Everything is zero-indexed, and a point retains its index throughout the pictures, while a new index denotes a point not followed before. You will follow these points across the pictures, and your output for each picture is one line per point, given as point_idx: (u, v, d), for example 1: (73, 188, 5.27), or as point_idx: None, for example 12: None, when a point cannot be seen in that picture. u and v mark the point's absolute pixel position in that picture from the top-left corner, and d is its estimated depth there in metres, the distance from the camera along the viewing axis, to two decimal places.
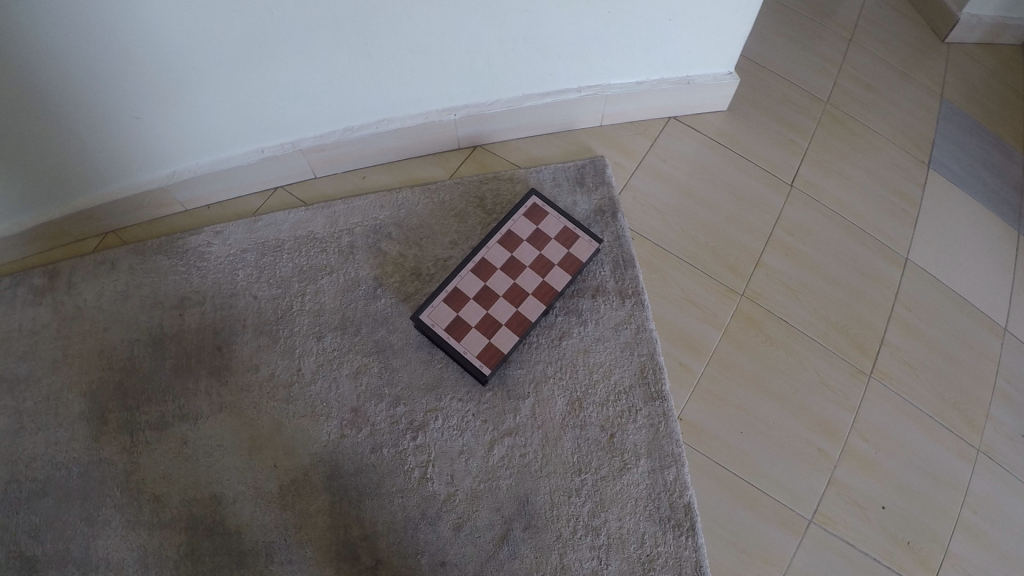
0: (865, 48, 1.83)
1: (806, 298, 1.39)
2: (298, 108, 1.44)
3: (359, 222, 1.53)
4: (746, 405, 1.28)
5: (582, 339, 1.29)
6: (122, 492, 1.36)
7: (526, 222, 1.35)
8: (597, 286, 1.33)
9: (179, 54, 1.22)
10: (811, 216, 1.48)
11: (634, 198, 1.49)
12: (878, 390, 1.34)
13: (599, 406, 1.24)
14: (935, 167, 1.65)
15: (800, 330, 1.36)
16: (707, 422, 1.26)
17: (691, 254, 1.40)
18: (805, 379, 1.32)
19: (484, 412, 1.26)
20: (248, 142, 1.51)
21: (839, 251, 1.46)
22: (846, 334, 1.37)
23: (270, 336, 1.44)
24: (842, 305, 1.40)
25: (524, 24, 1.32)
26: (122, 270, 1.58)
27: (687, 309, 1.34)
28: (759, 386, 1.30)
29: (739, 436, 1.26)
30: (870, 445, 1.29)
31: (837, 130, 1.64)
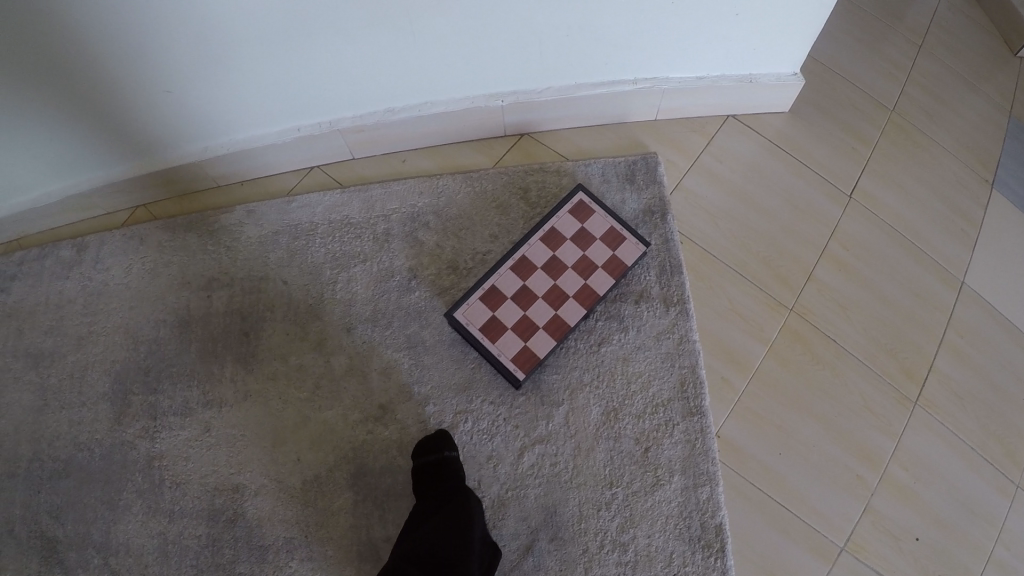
0: (935, 56, 1.71)
1: (857, 319, 1.31)
2: (337, 90, 1.38)
3: (396, 209, 1.46)
4: (787, 426, 1.22)
5: (622, 347, 1.23)
6: (142, 476, 1.46)
7: (571, 220, 1.28)
8: (640, 292, 1.26)
9: (218, 27, 1.17)
10: (869, 232, 1.40)
11: (687, 200, 1.41)
12: (923, 419, 1.25)
13: (636, 419, 1.20)
14: (999, 187, 1.54)
15: (847, 351, 1.28)
16: (744, 439, 1.21)
17: (739, 263, 1.33)
18: (848, 403, 1.25)
19: (517, 417, 1.23)
20: (283, 122, 1.46)
21: (895, 269, 1.37)
22: (894, 358, 1.29)
23: (299, 325, 1.43)
24: (892, 327, 1.32)
25: (581, 11, 1.23)
26: (152, 247, 1.64)
27: (732, 321, 1.27)
28: (801, 407, 1.23)
29: (772, 455, 1.21)
30: (910, 475, 1.21)
31: (900, 141, 1.54)
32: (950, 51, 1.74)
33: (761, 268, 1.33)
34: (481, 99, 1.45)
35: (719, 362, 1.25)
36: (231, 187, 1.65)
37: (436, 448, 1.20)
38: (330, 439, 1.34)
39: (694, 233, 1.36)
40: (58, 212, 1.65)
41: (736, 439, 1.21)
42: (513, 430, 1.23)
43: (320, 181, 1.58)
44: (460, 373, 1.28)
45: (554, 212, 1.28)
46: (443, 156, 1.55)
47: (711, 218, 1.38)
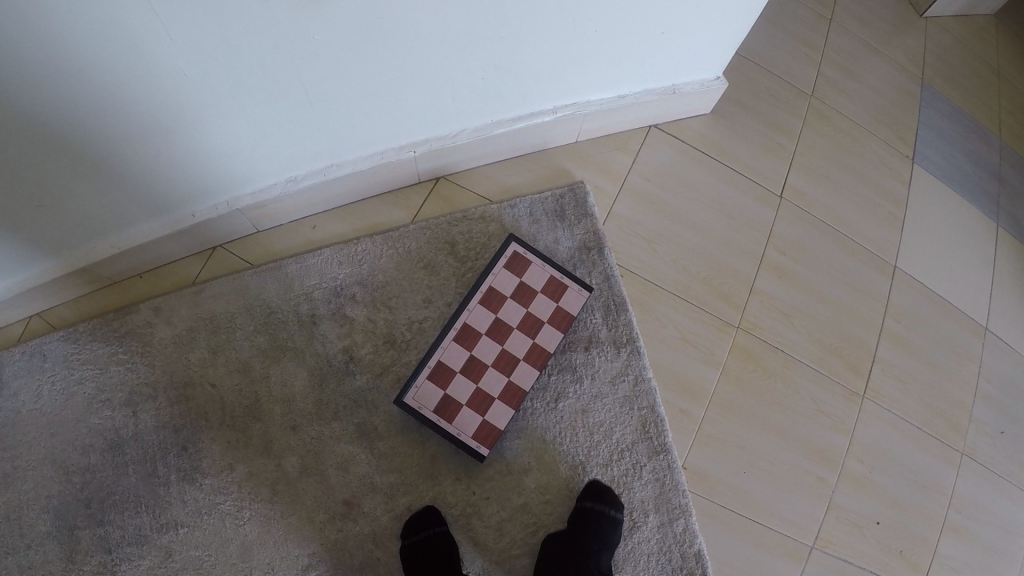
0: (842, 47, 1.96)
1: (802, 324, 1.67)
2: (228, 170, 1.20)
3: (317, 284, 1.31)
4: (747, 445, 1.50)
5: (579, 398, 1.29)
6: None
7: (508, 274, 1.23)
8: (589, 338, 1.33)
9: (68, 131, 0.97)
10: (801, 232, 1.75)
11: (622, 228, 1.44)
12: (873, 409, 1.64)
13: (605, 466, 1.27)
14: (919, 160, 1.89)
15: (798, 360, 1.63)
16: (706, 464, 1.45)
17: (682, 287, 1.47)
18: (803, 408, 1.59)
19: (488, 488, 1.24)
20: (175, 209, 1.28)
21: (834, 268, 1.75)
22: (839, 356, 1.67)
23: (241, 431, 1.32)
24: (837, 329, 1.70)
25: (497, 52, 1.11)
26: (59, 365, 1.46)
27: (686, 349, 1.47)
28: (759, 424, 1.53)
29: (740, 475, 1.47)
30: (864, 466, 1.58)
31: (816, 139, 1.84)
32: (836, 50, 1.96)
33: (707, 289, 1.52)
34: (391, 151, 1.29)
35: (673, 393, 1.45)
36: (132, 281, 1.48)
37: (427, 523, 1.20)
38: (297, 549, 1.28)
39: (635, 262, 1.43)
40: None
41: (703, 468, 1.45)
42: (484, 501, 1.23)
43: (226, 263, 1.43)
44: (415, 455, 1.24)
45: (489, 270, 1.22)
46: (354, 216, 1.38)
47: (651, 245, 1.46)
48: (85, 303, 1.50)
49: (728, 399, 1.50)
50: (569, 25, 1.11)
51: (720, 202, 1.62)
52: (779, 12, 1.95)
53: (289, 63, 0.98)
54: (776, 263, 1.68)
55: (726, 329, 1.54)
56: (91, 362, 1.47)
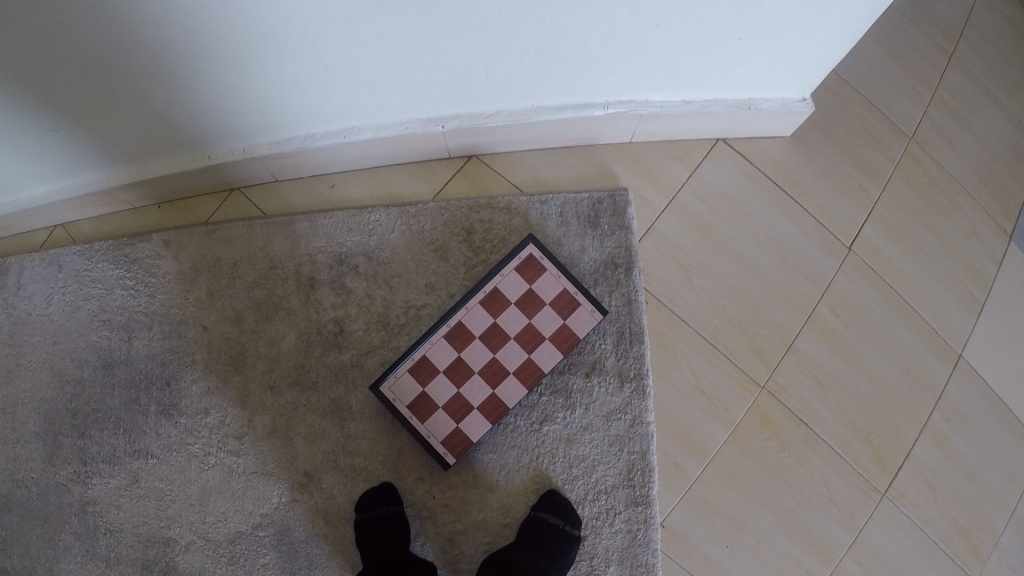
0: (957, 84, 1.70)
1: (835, 400, 1.50)
2: (250, 118, 1.16)
3: (323, 247, 1.24)
4: (739, 518, 1.37)
5: (566, 427, 1.17)
6: (79, 520, 1.38)
7: (518, 278, 1.13)
8: (593, 364, 1.18)
9: (99, 55, 0.94)
10: (861, 293, 1.54)
11: (658, 248, 1.29)
12: (889, 509, 1.49)
13: (577, 505, 1.18)
14: (1016, 238, 1.63)
15: (821, 438, 1.48)
16: (690, 530, 1.32)
17: (713, 330, 1.32)
18: (814, 492, 1.46)
19: (450, 496, 1.16)
20: (194, 147, 1.26)
21: (887, 340, 1.54)
22: (869, 444, 1.50)
23: (221, 378, 1.30)
24: (874, 411, 1.51)
25: (538, 34, 0.98)
26: (70, 275, 1.47)
27: (697, 400, 1.29)
28: (760, 499, 1.41)
29: (721, 547, 1.36)
30: (862, 569, 1.46)
31: (901, 188, 1.61)
32: (949, 93, 1.69)
33: (738, 336, 1.35)
34: (418, 120, 1.19)
35: (677, 447, 1.28)
36: (149, 210, 1.47)
37: (384, 499, 1.14)
38: (249, 508, 1.25)
39: (664, 287, 1.28)
40: None
41: (684, 532, 1.32)
42: (441, 508, 1.16)
43: (237, 207, 1.39)
44: (383, 445, 1.18)
45: (498, 270, 1.12)
46: (375, 181, 1.29)
47: (688, 275, 1.30)
48: (104, 222, 1.49)
49: (732, 462, 1.34)
50: (625, 13, 0.96)
51: (771, 240, 1.46)
52: (892, 34, 1.70)
53: (305, 16, 0.89)
54: (824, 323, 1.50)
55: (750, 387, 1.36)
56: (98, 280, 1.46)
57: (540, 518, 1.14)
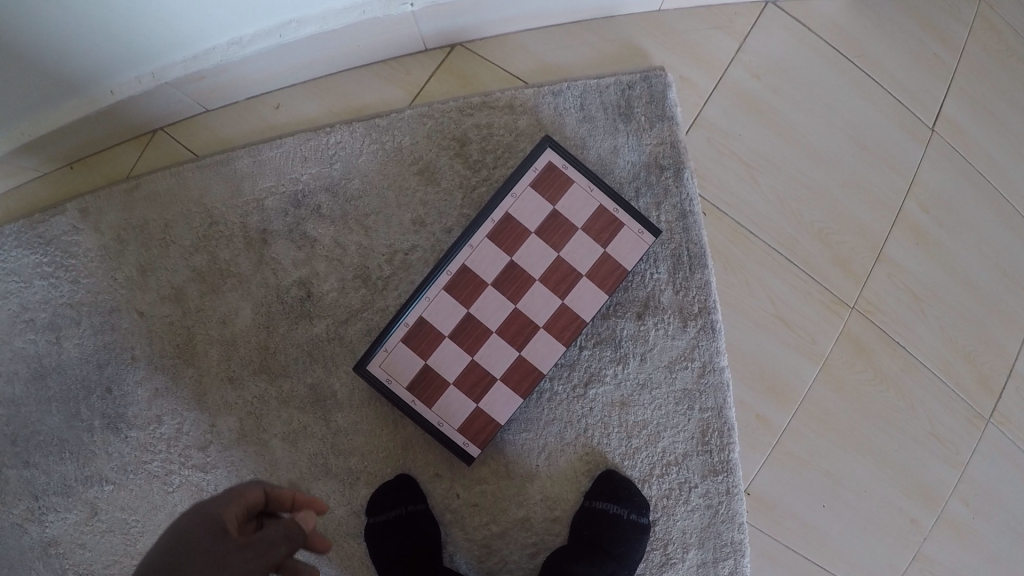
0: None
1: (931, 315, 1.21)
2: (144, 28, 0.83)
3: (273, 187, 0.93)
4: (835, 471, 1.10)
5: (618, 387, 0.88)
6: (43, 565, 1.12)
7: (537, 197, 0.81)
8: (645, 301, 0.88)
9: None
10: (949, 184, 1.23)
11: (710, 140, 0.98)
12: (995, 438, 1.22)
13: (642, 484, 0.91)
14: None
15: (919, 362, 1.20)
16: (778, 494, 1.06)
17: (788, 241, 1.01)
18: (914, 429, 1.20)
19: (478, 492, 0.89)
20: (84, 84, 0.94)
21: (983, 238, 1.24)
22: (971, 363, 1.22)
23: (170, 375, 1.01)
24: (974, 325, 1.23)
25: None
26: None
27: (776, 328, 0.99)
28: (856, 446, 1.12)
29: (816, 509, 1.09)
30: (970, 510, 1.21)
31: (993, 48, 1.27)
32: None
33: (818, 245, 1.05)
34: (376, 1, 0.84)
35: (758, 393, 0.99)
36: (59, 172, 1.13)
37: (397, 499, 0.88)
38: None
39: (725, 191, 0.97)
40: None
41: (771, 496, 1.05)
42: (469, 508, 0.89)
43: (167, 154, 1.08)
44: (384, 437, 0.89)
45: (508, 189, 0.80)
46: (331, 93, 0.97)
47: (752, 174, 0.99)
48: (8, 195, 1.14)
49: (824, 405, 1.06)
50: None
51: (838, 127, 1.16)
52: None
53: None
54: (914, 223, 1.21)
55: (836, 309, 1.06)
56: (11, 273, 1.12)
57: (598, 508, 0.87)
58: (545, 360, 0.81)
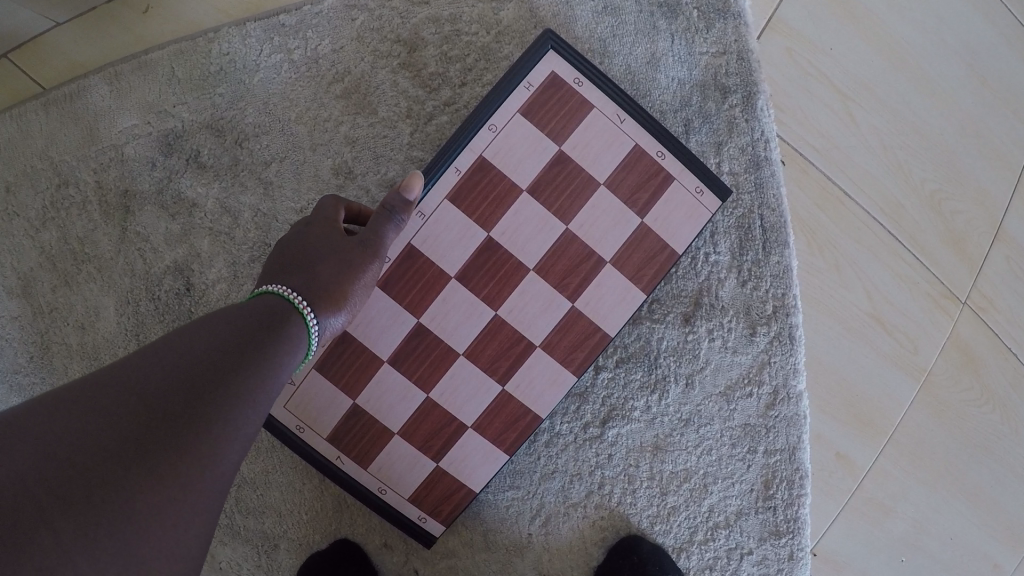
0: None
1: None
2: None
3: (139, 128, 0.62)
4: (920, 517, 0.83)
5: (651, 423, 0.60)
6: None
7: (529, 132, 0.49)
8: (696, 297, 0.59)
9: None
10: None
11: (789, 55, 0.66)
12: None
13: (677, 554, 0.64)
14: None
15: None
16: (852, 552, 0.78)
17: (893, 208, 0.70)
18: (1016, 460, 0.88)
19: (445, 568, 0.62)
20: None
21: None
22: None
23: (25, 398, 0.73)
24: None
25: None
26: None
27: (871, 334, 0.70)
28: (949, 484, 0.84)
29: (895, 567, 0.82)
30: None
31: None
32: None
33: (926, 214, 0.74)
34: None
35: (841, 425, 0.71)
36: None
37: None
38: None
39: (810, 132, 0.66)
40: None
41: (843, 555, 0.78)
42: None
43: (6, 89, 0.74)
44: (307, 491, 0.62)
45: (481, 118, 0.48)
46: None
47: (846, 108, 0.68)
48: None
49: (921, 436, 0.77)
50: None
51: (957, 48, 0.82)
52: None
53: None
54: None
55: (946, 304, 0.76)
56: None
57: None
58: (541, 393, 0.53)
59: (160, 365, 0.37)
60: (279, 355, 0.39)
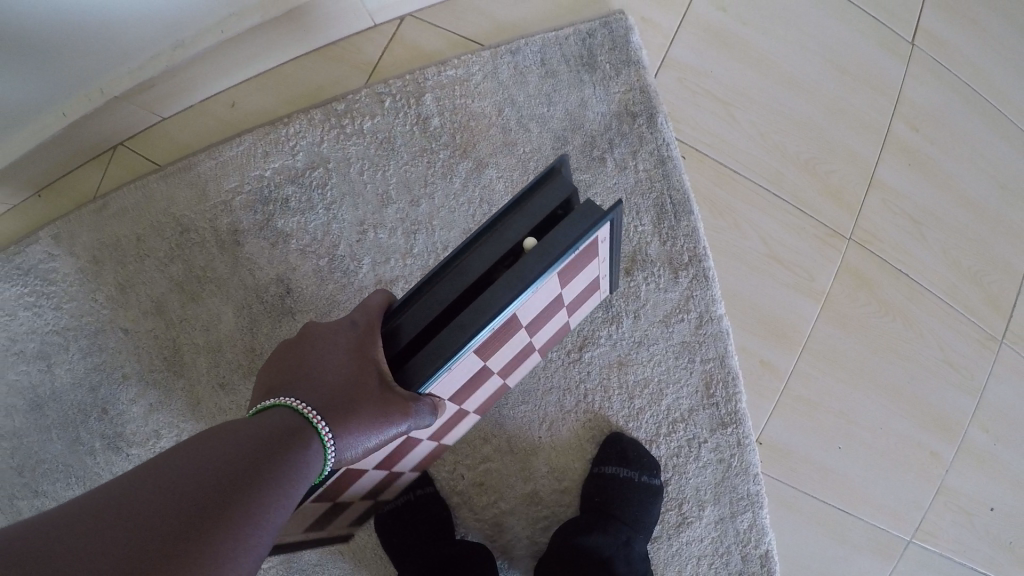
0: None
1: (933, 238, 1.09)
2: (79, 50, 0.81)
3: (239, 187, 0.91)
4: (848, 410, 1.04)
5: (614, 346, 0.86)
6: None
7: (551, 289, 0.59)
8: (633, 256, 0.86)
9: None
10: (941, 95, 1.11)
11: (681, 82, 0.94)
12: (1011, 360, 1.11)
13: (649, 444, 0.88)
14: None
15: (925, 289, 1.08)
16: (793, 440, 1.01)
17: (776, 177, 0.97)
18: (925, 360, 1.09)
19: (482, 471, 0.87)
20: (32, 112, 0.91)
21: (980, 149, 1.12)
22: (980, 285, 1.11)
23: (161, 390, 1.00)
24: (981, 242, 1.11)
25: None
26: None
27: (772, 270, 0.96)
28: (868, 383, 1.06)
29: (833, 452, 1.04)
30: (990, 437, 1.10)
31: None
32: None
33: (805, 179, 1.00)
34: None
35: (760, 340, 0.96)
36: (29, 204, 1.10)
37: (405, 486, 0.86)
38: None
39: (702, 133, 0.93)
40: None
41: (783, 442, 1.01)
42: (476, 488, 0.87)
43: (129, 169, 1.04)
44: None
45: (528, 282, 0.51)
46: (286, 84, 0.94)
47: (728, 113, 0.95)
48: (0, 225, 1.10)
49: (829, 343, 1.01)
50: None
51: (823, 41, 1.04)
52: None
53: None
54: (906, 143, 1.09)
55: (834, 242, 1.01)
56: (20, 305, 1.09)
57: (608, 474, 0.85)
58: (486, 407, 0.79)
59: (178, 487, 0.44)
60: (292, 469, 0.48)
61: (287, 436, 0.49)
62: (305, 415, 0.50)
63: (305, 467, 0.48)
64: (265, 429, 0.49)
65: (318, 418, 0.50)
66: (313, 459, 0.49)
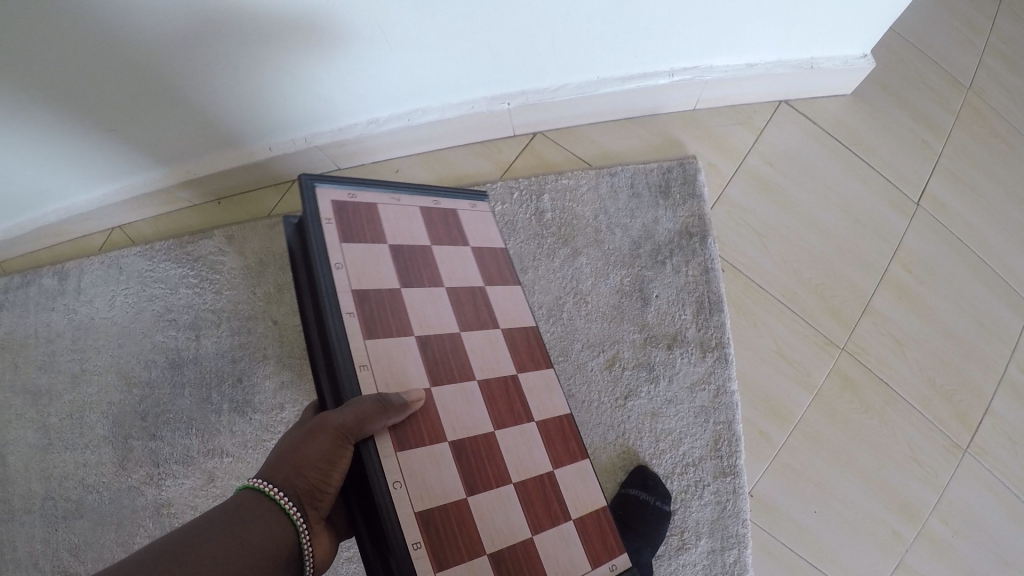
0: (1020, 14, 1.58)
1: (911, 355, 1.37)
2: (308, 109, 1.17)
3: None
4: (826, 482, 1.30)
5: (650, 401, 1.15)
6: (153, 521, 1.28)
7: (368, 248, 0.74)
8: (674, 335, 1.17)
9: (164, 59, 0.97)
10: (932, 246, 1.41)
11: (728, 214, 1.27)
12: (971, 467, 1.35)
13: (666, 479, 1.15)
14: None
15: (900, 396, 1.36)
16: (778, 498, 1.27)
17: (790, 293, 1.28)
18: (895, 453, 1.34)
19: None
20: (252, 141, 1.25)
21: (960, 293, 1.41)
22: (948, 400, 1.37)
23: (294, 371, 1.33)
24: (952, 366, 1.39)
25: (619, 27, 1.04)
26: (150, 275, 1.40)
27: (776, 362, 1.26)
28: (846, 462, 1.31)
29: (810, 514, 1.28)
30: (949, 529, 1.32)
31: (976, 129, 1.48)
32: (1001, 38, 1.55)
33: (814, 299, 1.31)
34: (484, 101, 1.20)
35: (760, 414, 1.25)
36: (211, 208, 1.43)
37: None
38: None
39: (737, 252, 1.26)
40: (38, 237, 1.45)
41: (769, 499, 1.27)
42: None
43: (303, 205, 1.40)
44: None
45: (324, 262, 0.69)
46: (442, 168, 1.32)
47: (761, 241, 1.27)
48: (188, 217, 1.44)
49: (815, 425, 1.29)
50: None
51: (839, 193, 1.37)
52: None
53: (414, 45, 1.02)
54: (899, 282, 1.39)
55: (828, 349, 1.31)
56: (184, 283, 1.39)
57: (631, 494, 1.12)
58: (536, 384, 0.80)
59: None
60: (274, 532, 0.59)
61: (262, 512, 0.59)
62: (271, 496, 0.60)
63: (280, 532, 0.59)
64: (241, 510, 0.58)
65: (281, 492, 0.61)
66: (284, 523, 0.60)
